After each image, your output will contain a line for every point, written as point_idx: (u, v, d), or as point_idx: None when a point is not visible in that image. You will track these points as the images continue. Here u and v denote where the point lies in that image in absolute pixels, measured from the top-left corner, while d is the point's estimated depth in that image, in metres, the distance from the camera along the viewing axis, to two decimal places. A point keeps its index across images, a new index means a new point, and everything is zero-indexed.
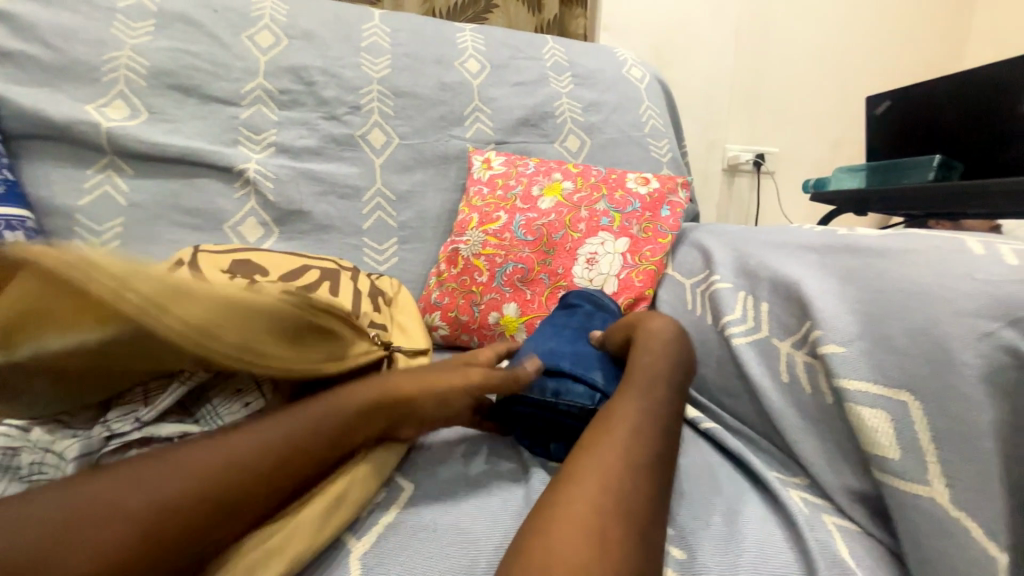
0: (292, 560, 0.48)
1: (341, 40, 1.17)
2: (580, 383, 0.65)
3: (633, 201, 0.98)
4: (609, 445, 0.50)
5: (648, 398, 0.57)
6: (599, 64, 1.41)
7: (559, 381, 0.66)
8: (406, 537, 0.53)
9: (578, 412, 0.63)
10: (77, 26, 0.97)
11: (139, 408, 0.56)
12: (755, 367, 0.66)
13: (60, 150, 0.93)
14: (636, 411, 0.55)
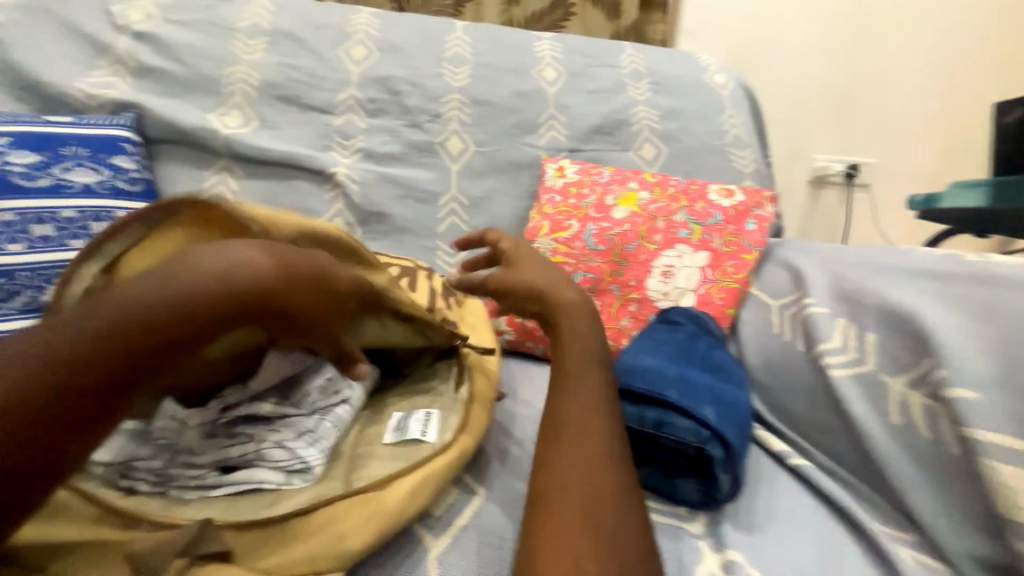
0: (370, 541, 0.52)
1: (425, 52, 1.23)
2: (687, 417, 0.56)
3: (715, 214, 0.94)
4: (562, 463, 0.54)
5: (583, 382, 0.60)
6: (678, 70, 1.36)
7: (662, 411, 0.58)
8: (477, 538, 0.57)
9: (676, 445, 0.57)
10: (205, 45, 1.10)
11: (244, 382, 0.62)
12: (857, 404, 0.60)
13: (184, 153, 1.06)
14: (574, 400, 0.59)
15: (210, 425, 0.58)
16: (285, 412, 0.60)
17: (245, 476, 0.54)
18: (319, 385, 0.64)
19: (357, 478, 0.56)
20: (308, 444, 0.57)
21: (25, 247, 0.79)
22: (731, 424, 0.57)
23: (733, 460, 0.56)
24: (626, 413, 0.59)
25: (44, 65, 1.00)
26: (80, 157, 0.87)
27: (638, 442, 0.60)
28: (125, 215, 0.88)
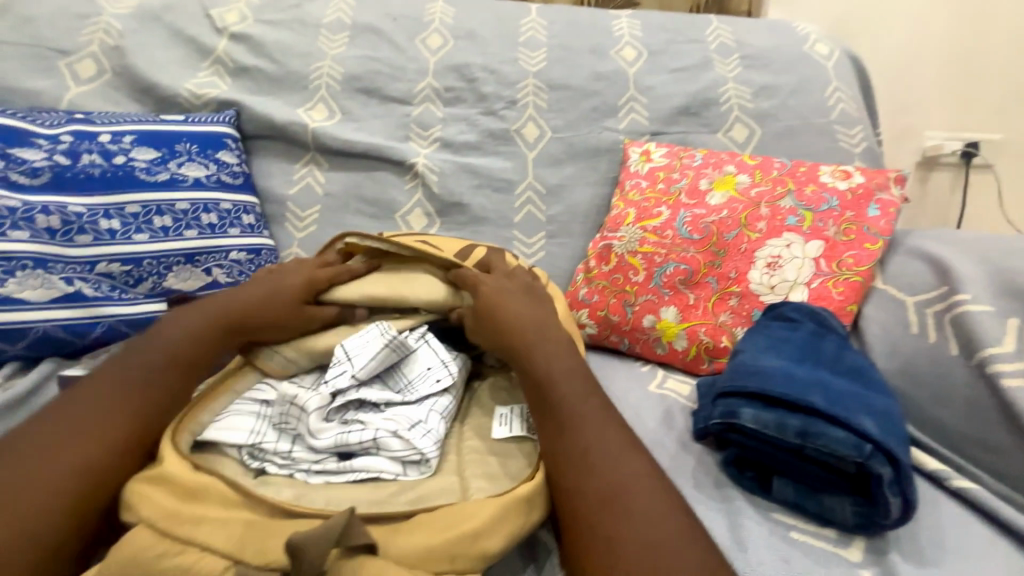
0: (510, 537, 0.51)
1: (501, 37, 1.20)
2: (841, 428, 0.51)
3: (829, 198, 0.83)
4: (573, 471, 0.54)
5: (565, 402, 0.59)
6: (774, 41, 1.23)
7: (808, 419, 0.52)
8: None
9: (830, 458, 0.52)
10: (293, 42, 1.14)
11: (347, 368, 0.63)
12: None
13: (276, 147, 1.11)
14: (558, 423, 0.57)
15: (328, 411, 0.61)
16: (394, 403, 0.63)
17: (364, 464, 0.57)
18: (422, 376, 0.66)
19: (473, 476, 0.58)
20: (420, 435, 0.58)
21: (148, 238, 0.85)
22: (894, 437, 0.51)
23: (903, 480, 0.50)
24: (760, 420, 0.54)
25: (156, 68, 1.08)
26: (190, 153, 0.93)
27: (777, 452, 0.56)
28: (229, 207, 0.93)
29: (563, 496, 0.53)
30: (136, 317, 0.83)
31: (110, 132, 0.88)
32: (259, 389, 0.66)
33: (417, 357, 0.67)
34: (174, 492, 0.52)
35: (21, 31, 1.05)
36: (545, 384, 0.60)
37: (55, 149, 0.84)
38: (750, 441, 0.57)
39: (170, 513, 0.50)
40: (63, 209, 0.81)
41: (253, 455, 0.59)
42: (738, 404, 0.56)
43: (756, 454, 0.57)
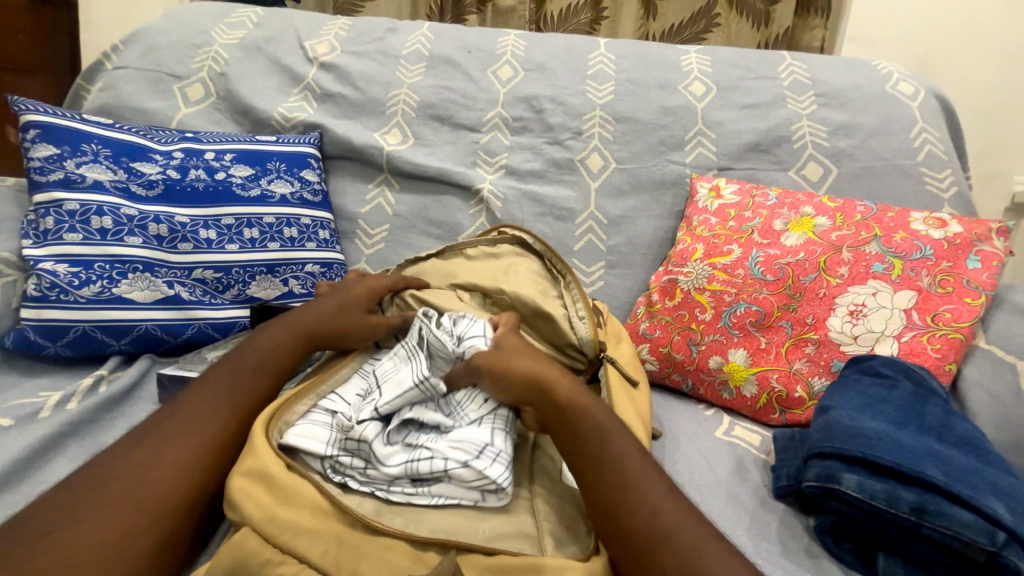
0: None
1: (571, 70, 1.22)
2: (965, 509, 0.48)
3: (922, 246, 0.78)
4: (640, 541, 0.51)
5: (592, 467, 0.56)
6: (852, 80, 1.19)
7: (924, 494, 0.50)
8: None
9: (954, 540, 0.49)
10: (375, 72, 1.22)
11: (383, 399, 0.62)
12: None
13: (353, 168, 1.17)
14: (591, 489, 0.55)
15: (388, 434, 0.60)
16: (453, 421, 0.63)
17: (443, 490, 0.57)
18: (471, 398, 0.64)
19: (549, 520, 0.58)
20: (491, 462, 0.57)
21: (239, 247, 0.92)
22: None
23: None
24: (869, 489, 0.51)
25: (254, 93, 1.18)
26: (280, 171, 1.00)
27: (886, 526, 0.52)
28: (309, 222, 0.99)
29: (634, 557, 0.50)
30: (219, 322, 0.89)
31: (214, 151, 0.97)
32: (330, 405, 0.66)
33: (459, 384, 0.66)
34: (272, 493, 0.53)
35: (145, 59, 1.18)
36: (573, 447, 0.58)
37: (169, 164, 0.92)
38: (854, 510, 0.54)
39: (269, 517, 0.52)
40: (171, 219, 0.88)
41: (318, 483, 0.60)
42: (839, 468, 0.54)
43: (859, 526, 0.54)
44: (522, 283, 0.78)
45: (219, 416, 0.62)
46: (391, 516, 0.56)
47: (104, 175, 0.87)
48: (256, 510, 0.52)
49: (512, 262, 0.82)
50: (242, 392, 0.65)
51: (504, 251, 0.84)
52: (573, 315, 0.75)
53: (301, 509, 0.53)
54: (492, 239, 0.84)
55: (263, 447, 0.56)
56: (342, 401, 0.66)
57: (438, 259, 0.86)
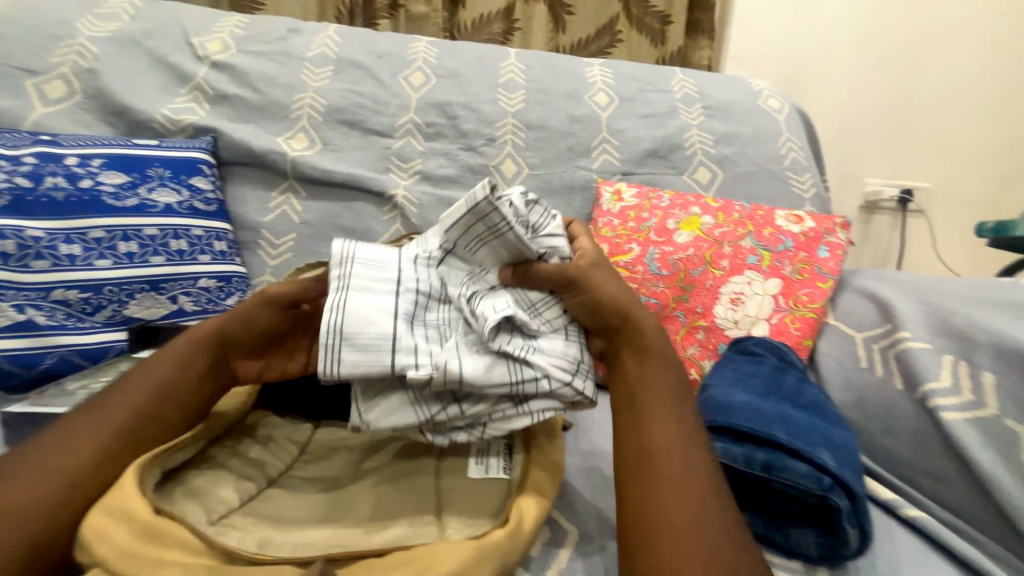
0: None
1: (482, 78, 1.25)
2: (803, 462, 0.56)
3: (785, 240, 0.90)
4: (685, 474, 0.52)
5: (651, 409, 0.58)
6: (732, 95, 1.34)
7: (773, 453, 0.57)
8: None
9: (792, 491, 0.56)
10: (275, 74, 1.15)
11: (484, 312, 0.59)
12: (998, 469, 0.57)
13: (254, 175, 1.10)
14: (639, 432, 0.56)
15: (486, 342, 0.59)
16: (541, 336, 0.63)
17: (540, 407, 0.60)
18: (544, 310, 0.64)
19: (451, 518, 0.56)
20: (584, 378, 0.61)
21: (112, 264, 0.83)
22: (850, 470, 0.57)
23: (859, 513, 0.55)
24: (729, 453, 0.59)
25: (132, 93, 1.06)
26: (163, 178, 0.91)
27: (751, 484, 0.58)
28: (200, 233, 0.91)
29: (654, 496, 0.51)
30: (87, 347, 0.79)
31: (78, 155, 0.86)
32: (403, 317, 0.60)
33: (539, 301, 0.64)
34: (133, 529, 0.47)
35: None
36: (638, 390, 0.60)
37: (17, 171, 0.80)
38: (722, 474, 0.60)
39: (126, 554, 0.45)
40: (21, 233, 0.77)
41: (358, 407, 0.59)
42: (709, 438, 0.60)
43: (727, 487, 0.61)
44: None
45: (73, 462, 0.52)
46: (279, 546, 0.51)
47: None
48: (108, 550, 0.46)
49: None
50: (109, 427, 0.55)
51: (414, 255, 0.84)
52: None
53: (171, 548, 0.47)
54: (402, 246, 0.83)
55: (128, 485, 0.50)
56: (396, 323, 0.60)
57: None
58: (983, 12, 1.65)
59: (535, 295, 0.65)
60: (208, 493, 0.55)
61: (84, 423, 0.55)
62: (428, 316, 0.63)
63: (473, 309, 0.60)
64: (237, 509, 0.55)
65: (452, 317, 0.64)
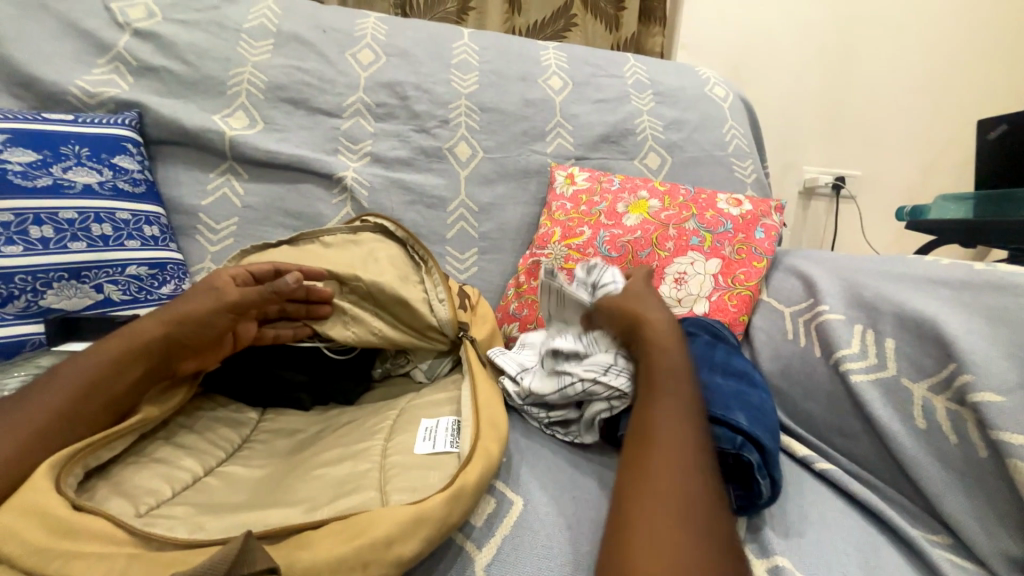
0: (426, 542, 0.47)
1: (434, 58, 1.22)
2: (717, 424, 0.61)
3: (725, 222, 0.95)
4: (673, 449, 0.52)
5: (662, 401, 0.58)
6: (680, 82, 1.38)
7: None
8: (524, 551, 0.56)
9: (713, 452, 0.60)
10: (209, 46, 1.07)
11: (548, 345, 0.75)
12: (895, 423, 0.64)
13: (188, 155, 1.03)
14: (646, 425, 0.56)
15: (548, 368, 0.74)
16: (592, 355, 0.72)
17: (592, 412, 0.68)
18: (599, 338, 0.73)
19: (394, 488, 0.53)
20: (615, 375, 0.67)
21: (22, 250, 0.76)
22: (763, 428, 0.62)
23: (768, 461, 0.60)
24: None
25: (41, 62, 0.96)
26: (80, 156, 0.84)
27: None
28: (127, 216, 0.85)
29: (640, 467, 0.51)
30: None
31: None
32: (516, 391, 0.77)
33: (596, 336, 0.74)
34: (47, 526, 0.44)
35: None
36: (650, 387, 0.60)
37: None
38: None
39: (37, 550, 0.42)
40: None
41: (426, 370, 0.79)
42: None
43: None
44: (381, 270, 0.77)
45: None
46: (212, 529, 0.48)
47: None
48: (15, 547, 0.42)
49: (370, 247, 0.80)
50: (18, 428, 0.50)
51: (362, 233, 0.82)
52: (433, 298, 0.76)
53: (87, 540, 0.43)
54: (351, 226, 0.81)
55: (43, 483, 0.46)
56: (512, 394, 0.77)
57: (287, 247, 0.80)
58: (907, 11, 1.78)
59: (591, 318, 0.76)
60: (136, 487, 0.52)
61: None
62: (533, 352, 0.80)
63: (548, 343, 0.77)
64: (168, 500, 0.53)
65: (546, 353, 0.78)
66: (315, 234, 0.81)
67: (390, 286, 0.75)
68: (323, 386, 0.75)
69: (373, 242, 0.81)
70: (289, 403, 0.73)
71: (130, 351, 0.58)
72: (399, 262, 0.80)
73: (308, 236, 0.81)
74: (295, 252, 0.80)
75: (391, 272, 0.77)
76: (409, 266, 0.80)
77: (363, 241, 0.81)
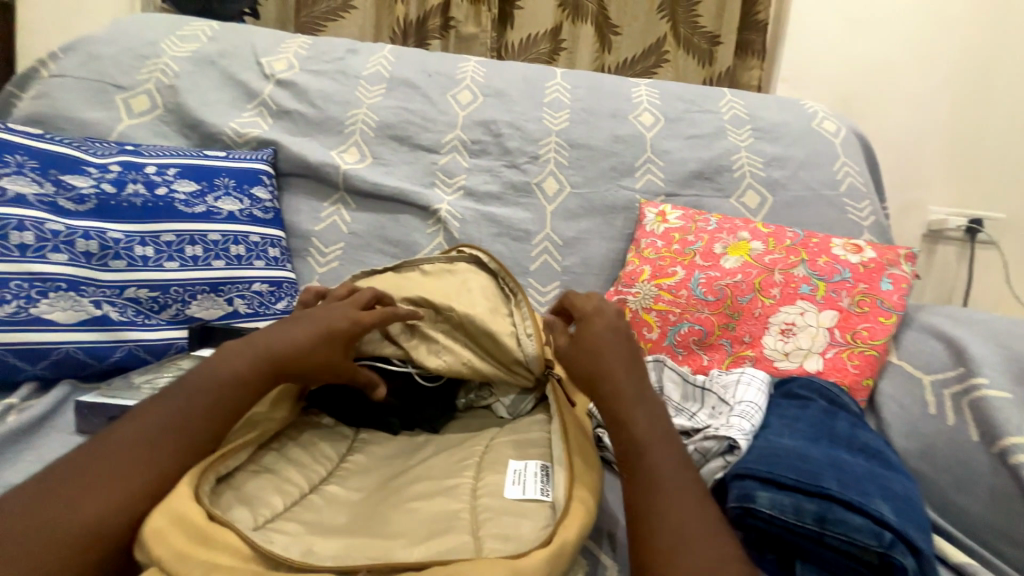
0: None
1: (527, 98, 1.27)
2: (858, 514, 0.52)
3: (842, 270, 0.86)
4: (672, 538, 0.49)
5: (655, 485, 0.53)
6: (783, 117, 1.30)
7: (824, 503, 0.53)
8: None
9: (851, 546, 0.52)
10: (333, 91, 1.21)
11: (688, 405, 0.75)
12: None
13: (308, 186, 1.16)
14: (642, 502, 0.52)
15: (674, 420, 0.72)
16: (729, 404, 0.70)
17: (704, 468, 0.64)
18: (738, 393, 0.72)
19: (487, 534, 0.53)
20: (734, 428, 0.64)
21: (179, 266, 0.89)
22: (912, 524, 0.53)
23: (923, 566, 0.51)
24: (777, 504, 0.54)
25: (205, 107, 1.15)
26: (228, 188, 0.97)
27: (807, 537, 0.54)
28: (257, 239, 0.96)
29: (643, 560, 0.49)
30: (153, 343, 0.86)
31: (156, 165, 0.93)
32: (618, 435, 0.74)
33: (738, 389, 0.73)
34: (187, 532, 0.49)
35: (86, 68, 1.13)
36: (635, 447, 0.56)
37: (104, 178, 0.88)
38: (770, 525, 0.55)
39: (181, 555, 0.48)
40: (102, 234, 0.84)
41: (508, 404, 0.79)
42: (753, 486, 0.56)
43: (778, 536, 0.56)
44: (473, 301, 0.79)
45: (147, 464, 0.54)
46: (322, 552, 0.51)
47: (28, 188, 0.82)
48: (165, 550, 0.48)
49: (464, 278, 0.82)
50: (174, 434, 0.57)
51: (459, 266, 0.84)
52: (520, 333, 0.76)
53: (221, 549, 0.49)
54: (448, 257, 0.85)
55: (184, 492, 0.52)
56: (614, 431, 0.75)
57: (392, 274, 0.86)
58: None
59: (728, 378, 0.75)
60: (257, 497, 0.58)
61: (157, 426, 0.57)
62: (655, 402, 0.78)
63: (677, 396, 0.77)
64: (280, 514, 0.57)
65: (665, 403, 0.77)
66: (418, 263, 0.86)
67: (481, 319, 0.76)
68: (411, 411, 0.77)
69: (468, 273, 0.83)
70: (380, 425, 0.76)
71: (263, 374, 0.63)
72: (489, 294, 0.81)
73: (412, 264, 0.86)
74: (398, 279, 0.84)
75: (482, 305, 0.78)
76: (499, 299, 0.81)
77: (460, 274, 0.83)
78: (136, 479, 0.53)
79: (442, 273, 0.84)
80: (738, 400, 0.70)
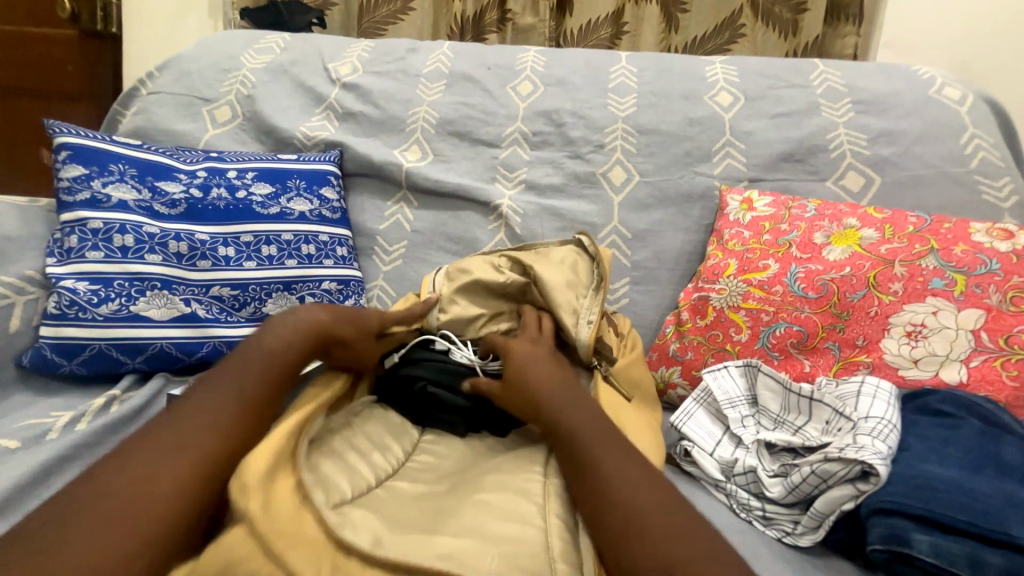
0: None
1: (591, 84, 1.20)
2: None
3: (987, 260, 0.71)
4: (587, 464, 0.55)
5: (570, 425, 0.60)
6: (892, 85, 1.12)
7: (1010, 555, 0.47)
8: None
9: None
10: (395, 91, 1.22)
11: (794, 422, 0.66)
12: None
13: (372, 185, 1.17)
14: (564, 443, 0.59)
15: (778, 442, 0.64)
16: (853, 420, 0.61)
17: (829, 504, 0.56)
18: (858, 405, 0.62)
19: None
20: (862, 452, 0.55)
21: (256, 265, 0.92)
22: None
23: None
24: (949, 553, 0.48)
25: (278, 114, 1.20)
26: (299, 189, 1.00)
27: None
28: (326, 238, 0.99)
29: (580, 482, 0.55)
30: (235, 340, 0.90)
31: (236, 169, 0.98)
32: (713, 458, 0.67)
33: (862, 399, 0.62)
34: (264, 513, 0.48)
35: (177, 84, 1.23)
36: (550, 396, 0.64)
37: (192, 183, 0.94)
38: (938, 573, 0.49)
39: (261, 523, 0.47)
40: (191, 236, 0.90)
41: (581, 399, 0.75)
42: (909, 528, 0.50)
43: None
44: (560, 289, 0.78)
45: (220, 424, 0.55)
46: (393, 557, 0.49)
47: (129, 194, 0.89)
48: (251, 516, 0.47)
49: (561, 263, 0.82)
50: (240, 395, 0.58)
51: (561, 251, 0.84)
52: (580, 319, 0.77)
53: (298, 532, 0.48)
54: (561, 242, 0.85)
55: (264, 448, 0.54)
56: (708, 452, 0.68)
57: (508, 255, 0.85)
58: None
59: (848, 390, 0.65)
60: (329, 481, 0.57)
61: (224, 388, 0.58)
62: (749, 419, 0.68)
63: (778, 411, 0.68)
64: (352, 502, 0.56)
65: (762, 420, 0.68)
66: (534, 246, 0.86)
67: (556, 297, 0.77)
68: (474, 413, 0.73)
69: (569, 260, 0.83)
70: (442, 425, 0.73)
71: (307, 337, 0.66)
72: (579, 282, 0.80)
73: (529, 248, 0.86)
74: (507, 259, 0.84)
75: (565, 292, 0.78)
76: (584, 288, 0.80)
77: (566, 259, 0.83)
78: (212, 447, 0.53)
79: (553, 257, 0.83)
80: (867, 415, 0.60)
